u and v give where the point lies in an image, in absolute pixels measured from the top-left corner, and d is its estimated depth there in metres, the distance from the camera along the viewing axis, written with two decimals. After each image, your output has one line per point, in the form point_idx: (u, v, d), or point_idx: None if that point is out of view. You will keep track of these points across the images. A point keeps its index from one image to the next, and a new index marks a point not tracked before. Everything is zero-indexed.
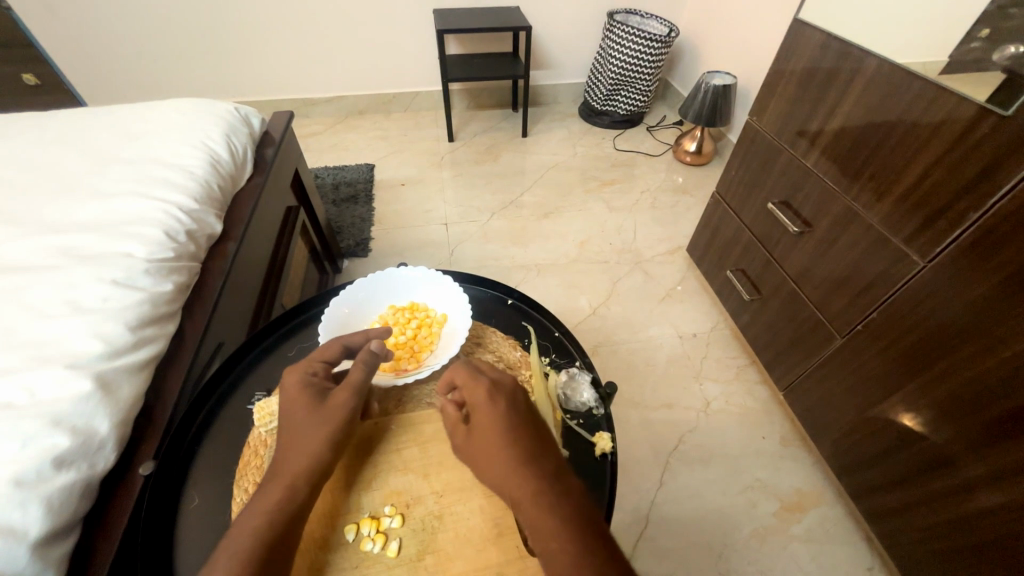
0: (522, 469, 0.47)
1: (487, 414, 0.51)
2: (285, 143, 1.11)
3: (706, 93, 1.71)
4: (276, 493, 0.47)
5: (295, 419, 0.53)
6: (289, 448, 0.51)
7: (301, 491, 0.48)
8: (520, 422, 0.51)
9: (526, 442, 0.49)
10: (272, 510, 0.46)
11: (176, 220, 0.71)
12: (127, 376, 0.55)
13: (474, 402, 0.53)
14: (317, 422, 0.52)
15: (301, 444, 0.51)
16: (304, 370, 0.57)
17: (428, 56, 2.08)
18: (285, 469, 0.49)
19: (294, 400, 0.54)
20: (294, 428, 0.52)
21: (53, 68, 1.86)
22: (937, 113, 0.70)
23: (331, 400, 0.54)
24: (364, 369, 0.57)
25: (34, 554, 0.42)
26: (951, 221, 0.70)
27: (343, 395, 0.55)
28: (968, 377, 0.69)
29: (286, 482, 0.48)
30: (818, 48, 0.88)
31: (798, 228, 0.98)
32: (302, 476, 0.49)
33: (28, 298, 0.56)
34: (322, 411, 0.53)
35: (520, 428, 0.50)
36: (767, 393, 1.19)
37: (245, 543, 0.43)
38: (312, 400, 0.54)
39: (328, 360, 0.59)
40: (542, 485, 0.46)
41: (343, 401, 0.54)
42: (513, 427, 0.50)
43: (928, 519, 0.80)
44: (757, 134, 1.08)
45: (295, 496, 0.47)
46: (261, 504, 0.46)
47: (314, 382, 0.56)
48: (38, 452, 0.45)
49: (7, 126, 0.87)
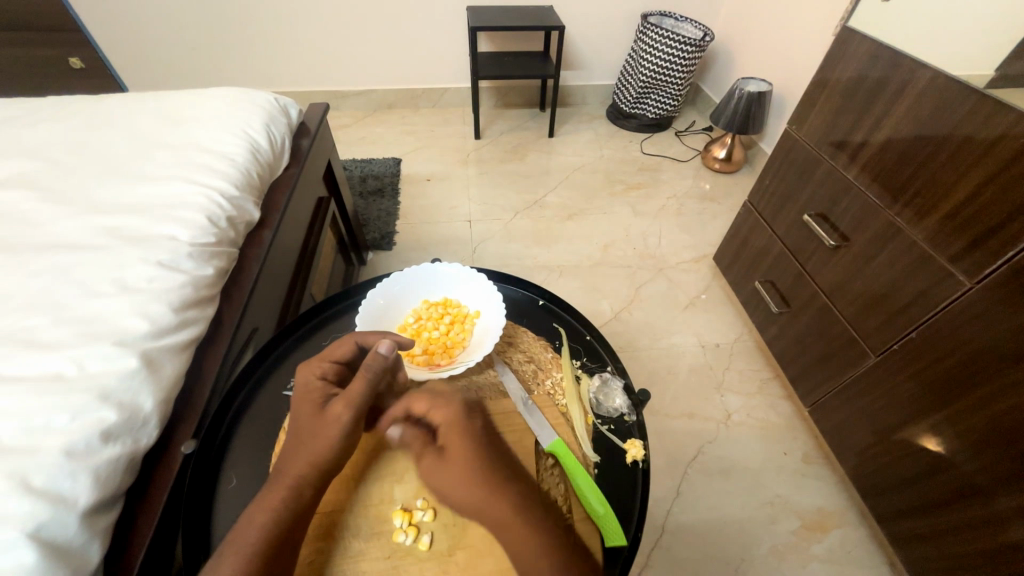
0: (490, 485, 0.49)
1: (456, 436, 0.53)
2: (320, 135, 1.12)
3: (739, 99, 1.68)
4: (277, 494, 0.48)
5: (300, 424, 0.53)
6: (294, 448, 0.52)
7: (307, 491, 0.49)
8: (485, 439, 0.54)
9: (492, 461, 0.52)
10: (279, 506, 0.47)
11: (218, 206, 0.73)
12: (170, 355, 0.56)
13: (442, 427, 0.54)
14: (316, 430, 0.52)
15: (308, 445, 0.52)
16: (312, 370, 0.57)
17: (458, 53, 2.08)
18: (288, 470, 0.50)
19: (300, 404, 0.55)
20: (299, 432, 0.53)
21: (97, 53, 1.92)
22: (992, 130, 0.67)
23: (329, 410, 0.53)
24: (364, 383, 0.54)
25: (82, 523, 0.43)
26: (1002, 242, 0.67)
27: (339, 407, 0.53)
28: (1009, 406, 0.66)
29: (288, 483, 0.49)
30: (866, 57, 0.85)
31: (835, 241, 0.96)
32: (308, 478, 0.50)
33: (79, 275, 0.57)
34: (322, 418, 0.53)
35: (488, 445, 0.53)
36: (791, 408, 1.16)
37: (249, 542, 0.45)
38: (314, 405, 0.54)
39: (339, 360, 0.58)
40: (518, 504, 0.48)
41: (338, 414, 0.52)
42: (482, 443, 0.53)
43: (958, 549, 0.77)
44: (794, 143, 1.06)
45: (300, 494, 0.49)
46: (263, 503, 0.48)
47: (317, 388, 0.56)
48: (86, 424, 0.46)
49: (59, 108, 0.90)
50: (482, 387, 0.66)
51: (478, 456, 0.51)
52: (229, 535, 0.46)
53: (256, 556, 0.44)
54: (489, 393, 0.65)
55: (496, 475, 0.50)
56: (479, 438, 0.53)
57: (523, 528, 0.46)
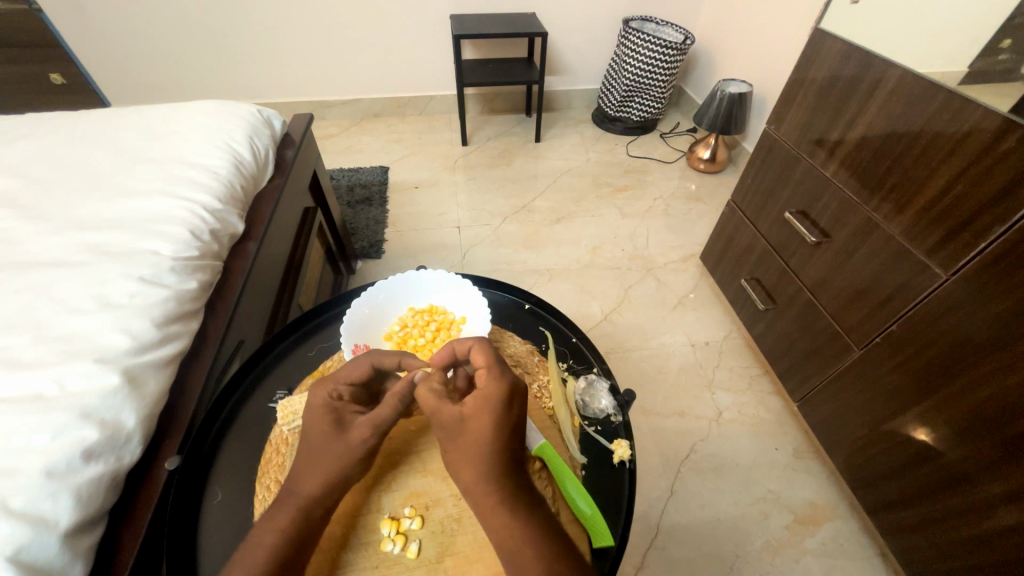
0: (491, 475, 0.49)
1: (486, 410, 0.51)
2: (304, 145, 1.12)
3: (721, 100, 1.71)
4: (286, 513, 0.48)
5: (313, 445, 0.52)
6: (305, 467, 0.51)
7: (314, 509, 0.49)
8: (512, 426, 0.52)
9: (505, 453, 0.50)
10: (286, 525, 0.47)
11: (201, 220, 0.72)
12: (153, 371, 0.56)
13: (485, 392, 0.52)
14: (336, 451, 0.51)
15: (319, 468, 0.50)
16: (328, 391, 0.56)
17: (443, 61, 2.10)
18: (299, 489, 0.49)
19: (314, 423, 0.53)
20: (311, 453, 0.51)
21: (78, 69, 1.91)
22: (961, 125, 0.69)
23: (352, 431, 0.52)
24: (392, 406, 0.54)
25: (63, 545, 0.42)
26: (975, 234, 0.69)
27: (364, 429, 0.52)
28: (991, 392, 0.68)
29: (297, 501, 0.48)
30: (839, 57, 0.87)
31: (816, 238, 0.97)
32: (315, 496, 0.49)
33: (59, 293, 0.57)
34: (342, 439, 0.52)
35: (511, 433, 0.51)
36: (780, 403, 1.18)
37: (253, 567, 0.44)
38: (332, 427, 0.52)
39: (355, 380, 0.57)
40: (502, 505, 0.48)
41: (361, 436, 0.52)
42: (504, 430, 0.51)
43: (946, 537, 0.78)
44: (774, 143, 1.08)
45: (308, 513, 0.48)
46: (272, 522, 0.47)
47: (336, 407, 0.54)
48: (67, 443, 0.46)
49: (39, 125, 0.89)
50: None
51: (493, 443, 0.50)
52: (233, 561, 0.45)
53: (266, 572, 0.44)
54: None
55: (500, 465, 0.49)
56: (506, 423, 0.51)
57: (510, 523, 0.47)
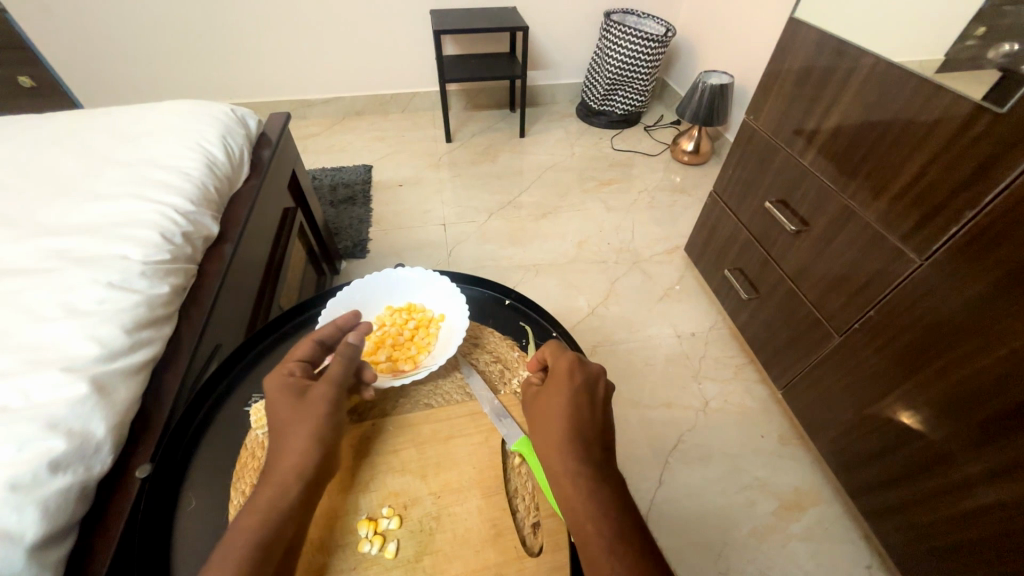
0: (569, 441, 0.51)
1: (558, 395, 0.55)
2: (281, 145, 1.10)
3: (703, 92, 1.71)
4: (265, 496, 0.47)
5: (280, 418, 0.53)
6: (281, 439, 0.52)
7: (290, 493, 0.48)
8: (586, 415, 0.54)
9: (582, 439, 0.52)
10: (267, 509, 0.46)
11: (173, 222, 0.71)
12: (124, 378, 0.55)
13: (559, 383, 0.56)
14: (302, 416, 0.53)
15: (291, 442, 0.51)
16: (280, 372, 0.57)
17: (425, 56, 2.07)
18: (277, 468, 0.49)
19: (274, 399, 0.54)
20: (284, 424, 0.52)
21: (48, 71, 1.86)
22: (932, 112, 0.70)
23: (310, 394, 0.54)
24: (341, 364, 0.57)
25: (29, 559, 0.41)
26: (948, 218, 0.70)
27: (323, 388, 0.54)
28: (967, 373, 0.69)
29: (275, 482, 0.48)
30: (814, 46, 0.88)
31: (795, 227, 0.98)
32: (293, 473, 0.49)
33: (23, 301, 0.55)
34: (304, 404, 0.53)
35: (583, 405, 0.54)
36: (765, 391, 1.19)
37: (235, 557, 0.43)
38: (292, 397, 0.54)
39: (303, 359, 0.59)
40: (580, 484, 0.49)
41: (323, 393, 0.54)
42: (579, 418, 0.53)
43: (928, 517, 0.80)
44: (753, 133, 1.08)
45: (284, 496, 0.48)
46: (251, 509, 0.46)
47: (292, 381, 0.55)
48: (33, 455, 0.44)
49: (3, 128, 0.86)
50: (449, 390, 0.66)
51: (569, 412, 0.53)
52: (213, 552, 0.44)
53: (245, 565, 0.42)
54: (455, 395, 0.65)
55: (578, 449, 0.51)
56: (585, 405, 0.54)
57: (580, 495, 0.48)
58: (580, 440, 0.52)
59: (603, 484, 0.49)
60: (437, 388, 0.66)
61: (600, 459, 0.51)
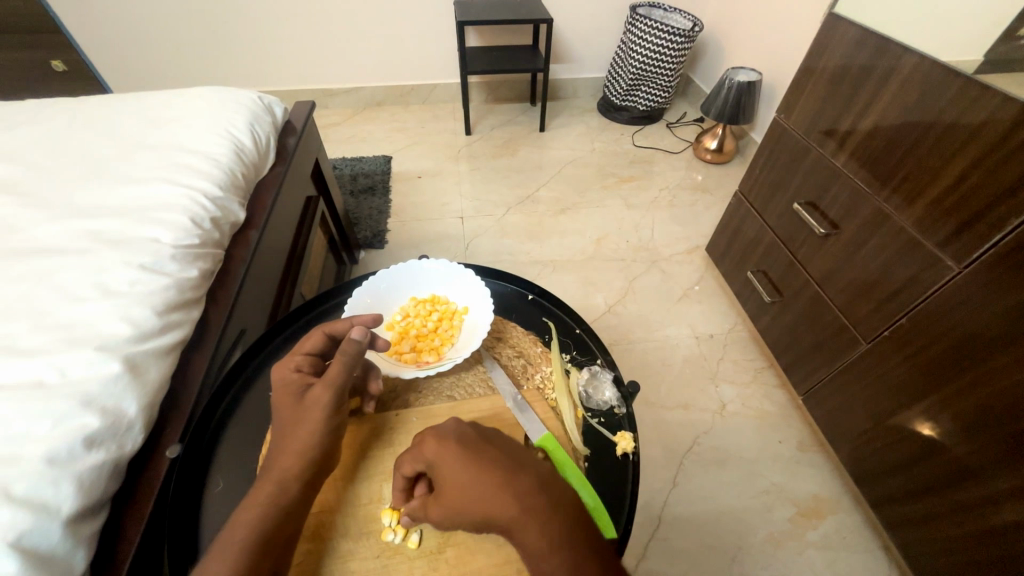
0: (494, 498, 0.44)
1: (449, 473, 0.46)
2: (306, 134, 1.11)
3: (730, 89, 1.68)
4: (264, 490, 0.48)
5: (282, 416, 0.53)
6: (282, 437, 0.52)
7: (290, 489, 0.49)
8: (488, 460, 0.47)
9: (502, 481, 0.45)
10: (268, 502, 0.47)
11: (202, 208, 0.72)
12: (155, 359, 0.56)
13: (437, 468, 0.47)
14: (300, 417, 0.52)
15: (293, 441, 0.51)
16: (287, 366, 0.56)
17: (447, 47, 2.06)
18: (277, 464, 0.50)
19: (279, 397, 0.54)
20: (286, 421, 0.52)
21: (80, 56, 1.89)
22: (976, 115, 0.67)
23: (309, 396, 0.53)
24: (338, 367, 0.53)
25: (66, 531, 0.42)
26: (990, 225, 0.67)
27: (320, 392, 0.53)
28: (1000, 386, 0.67)
29: (275, 478, 0.49)
30: (853, 43, 0.85)
31: (824, 230, 0.96)
32: (292, 471, 0.50)
33: (59, 281, 0.56)
34: (304, 406, 0.52)
35: (478, 457, 0.47)
36: (785, 397, 1.17)
37: (237, 548, 0.44)
38: (293, 397, 0.53)
39: (312, 352, 0.58)
40: (531, 515, 0.43)
41: (319, 398, 0.52)
42: (481, 471, 0.46)
43: (951, 531, 0.78)
44: (784, 132, 1.06)
45: (285, 491, 0.48)
46: (253, 501, 0.47)
47: (295, 379, 0.55)
48: (69, 431, 0.46)
49: (37, 111, 0.88)
50: (471, 383, 0.66)
51: (467, 476, 0.46)
52: (216, 540, 0.45)
53: (238, 561, 0.43)
54: (478, 389, 0.65)
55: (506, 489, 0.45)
56: (478, 454, 0.47)
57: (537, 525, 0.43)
58: (499, 473, 0.46)
59: (545, 498, 0.45)
60: (460, 381, 0.66)
61: (535, 478, 0.46)
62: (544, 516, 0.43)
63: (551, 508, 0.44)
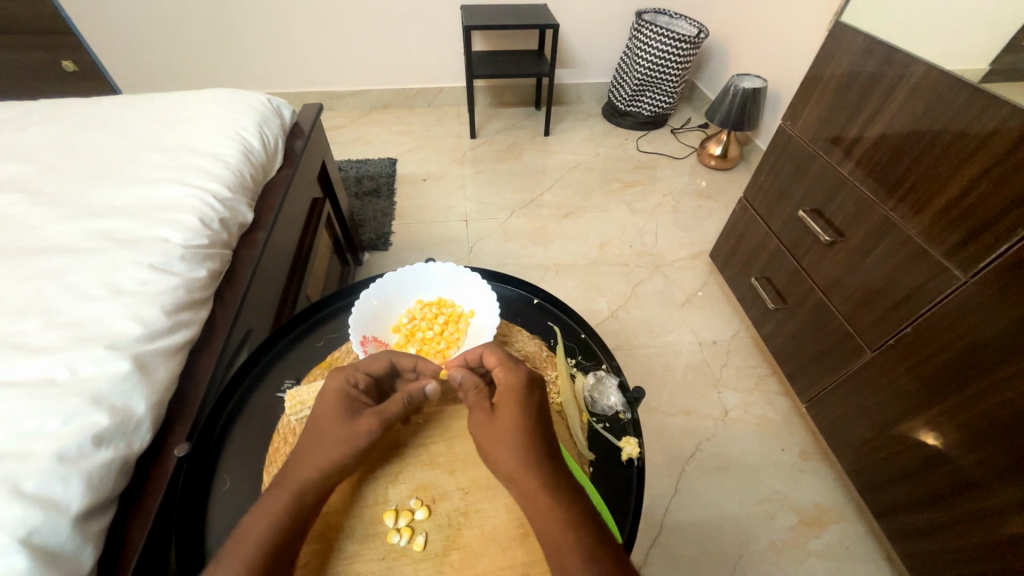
0: (529, 447, 0.49)
1: (510, 400, 0.52)
2: (313, 136, 1.12)
3: (735, 96, 1.68)
4: (282, 499, 0.46)
5: (321, 425, 0.52)
6: (310, 446, 0.50)
7: (308, 497, 0.48)
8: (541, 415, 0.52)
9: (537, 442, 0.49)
10: (283, 507, 0.46)
11: (211, 209, 0.72)
12: (163, 359, 0.56)
13: (503, 389, 0.54)
14: (341, 436, 0.51)
15: (318, 455, 0.50)
16: (347, 378, 0.56)
17: (453, 51, 2.08)
18: (293, 472, 0.49)
19: (328, 407, 0.53)
20: (319, 434, 0.51)
21: (91, 57, 1.92)
22: (985, 124, 0.67)
23: (359, 420, 0.53)
24: (400, 403, 0.55)
25: (74, 529, 0.43)
26: (997, 235, 0.67)
27: (371, 421, 0.53)
28: (1006, 397, 0.67)
29: (293, 488, 0.47)
30: (861, 52, 0.85)
31: (829, 237, 0.96)
32: (315, 480, 0.48)
33: (70, 279, 0.57)
34: (350, 427, 0.52)
35: (535, 412, 0.52)
36: (789, 405, 1.16)
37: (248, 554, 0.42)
38: (343, 413, 0.53)
39: (373, 374, 0.59)
40: (547, 486, 0.46)
41: (369, 427, 0.52)
42: (532, 416, 0.51)
43: (956, 542, 0.77)
44: (790, 139, 1.06)
45: (303, 498, 0.47)
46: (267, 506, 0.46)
47: (353, 397, 0.55)
48: (79, 429, 0.46)
49: (49, 111, 0.89)
50: None
51: (527, 416, 0.51)
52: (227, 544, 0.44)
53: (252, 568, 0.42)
54: None
55: (542, 452, 0.49)
56: (533, 402, 0.53)
57: (548, 506, 0.45)
58: (539, 438, 0.50)
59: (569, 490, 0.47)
60: None
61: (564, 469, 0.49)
62: (558, 492, 0.46)
63: (567, 491, 0.47)
